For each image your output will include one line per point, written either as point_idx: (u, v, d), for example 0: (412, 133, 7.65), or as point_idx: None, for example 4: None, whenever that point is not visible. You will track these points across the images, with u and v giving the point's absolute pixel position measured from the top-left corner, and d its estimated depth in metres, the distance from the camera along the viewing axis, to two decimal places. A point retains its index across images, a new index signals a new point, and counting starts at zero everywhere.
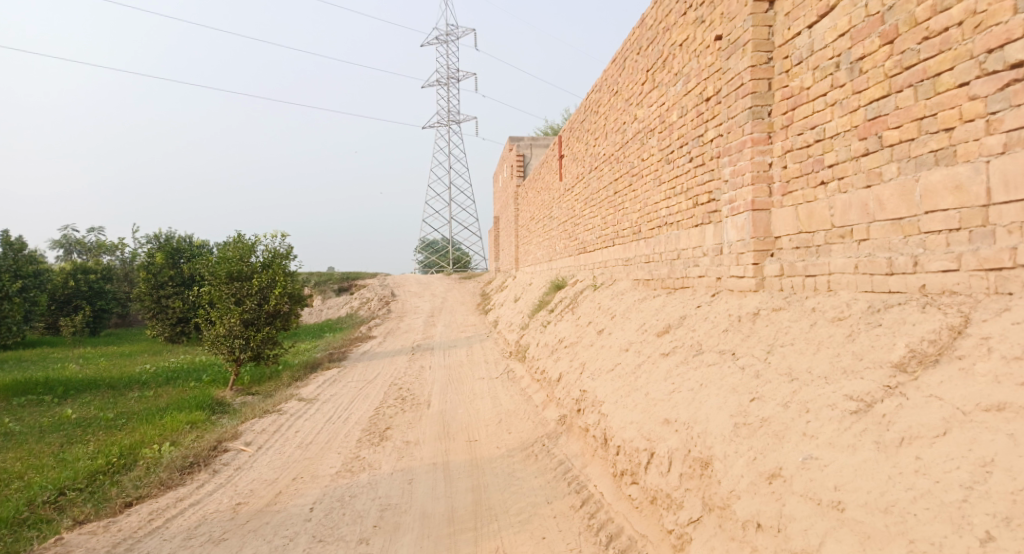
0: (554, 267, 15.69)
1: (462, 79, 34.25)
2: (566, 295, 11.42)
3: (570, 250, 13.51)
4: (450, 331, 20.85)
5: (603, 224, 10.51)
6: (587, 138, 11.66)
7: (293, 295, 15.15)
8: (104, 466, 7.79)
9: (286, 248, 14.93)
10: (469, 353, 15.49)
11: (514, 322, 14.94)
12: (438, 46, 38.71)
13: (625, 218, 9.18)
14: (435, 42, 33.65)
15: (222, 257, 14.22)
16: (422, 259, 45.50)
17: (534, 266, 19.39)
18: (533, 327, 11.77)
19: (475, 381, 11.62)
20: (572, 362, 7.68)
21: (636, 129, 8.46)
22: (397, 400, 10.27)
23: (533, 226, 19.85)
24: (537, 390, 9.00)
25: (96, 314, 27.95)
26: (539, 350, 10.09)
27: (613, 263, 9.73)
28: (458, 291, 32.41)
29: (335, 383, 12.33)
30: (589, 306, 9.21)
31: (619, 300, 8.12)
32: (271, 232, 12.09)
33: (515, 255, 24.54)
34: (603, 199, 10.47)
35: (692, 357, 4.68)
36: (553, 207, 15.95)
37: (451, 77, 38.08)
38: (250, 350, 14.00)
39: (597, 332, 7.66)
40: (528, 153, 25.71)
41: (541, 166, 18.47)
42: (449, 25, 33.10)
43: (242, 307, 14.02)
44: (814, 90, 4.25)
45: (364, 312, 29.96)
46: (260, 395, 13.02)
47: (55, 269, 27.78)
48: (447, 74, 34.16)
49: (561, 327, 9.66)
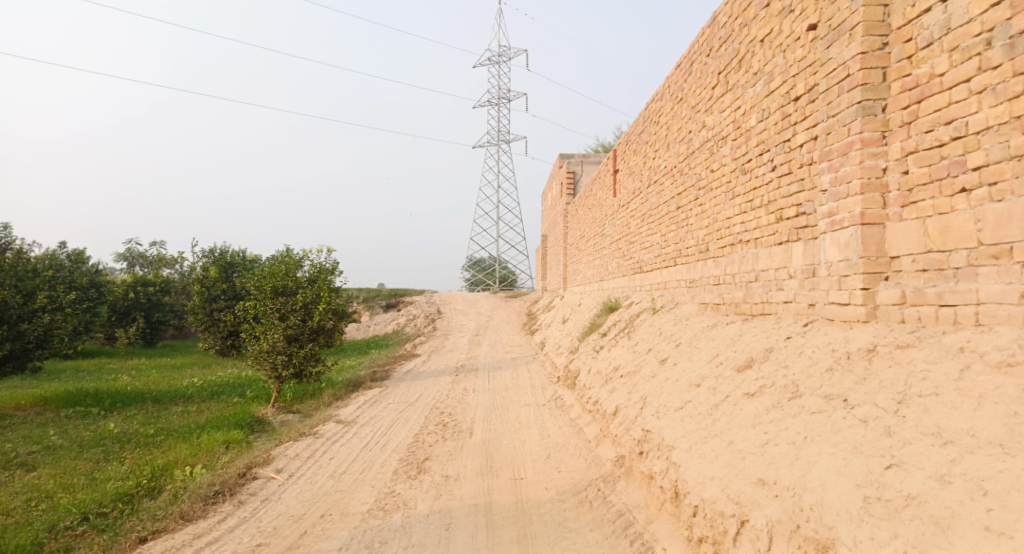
0: (606, 287, 14.88)
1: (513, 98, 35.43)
2: (620, 318, 10.63)
3: (625, 270, 12.72)
4: (496, 351, 20.17)
5: (663, 243, 9.72)
6: (646, 150, 10.90)
7: (339, 312, 14.67)
8: (135, 488, 7.32)
9: (333, 263, 14.49)
10: (515, 376, 14.75)
11: (563, 345, 14.17)
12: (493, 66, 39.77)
13: (689, 236, 8.38)
14: (488, 62, 34.97)
15: (268, 271, 13.88)
16: (469, 276, 45.09)
17: (584, 286, 18.59)
18: (584, 351, 11.01)
19: (522, 407, 10.88)
20: (630, 395, 6.90)
21: (704, 138, 7.68)
22: (438, 425, 9.60)
23: (584, 245, 19.08)
24: (589, 422, 8.23)
25: (155, 326, 28.17)
26: (591, 377, 9.31)
27: (675, 285, 8.93)
28: (505, 309, 31.76)
29: (376, 404, 11.75)
30: (648, 331, 8.42)
31: (683, 326, 7.33)
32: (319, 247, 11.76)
33: (564, 274, 23.78)
34: (663, 215, 9.69)
35: (785, 401, 3.90)
36: (607, 224, 15.18)
37: (502, 95, 38.13)
38: (292, 368, 13.56)
39: (659, 362, 6.88)
40: (579, 170, 24.98)
41: (593, 183, 17.74)
42: (501, 45, 34.33)
43: (286, 322, 13.62)
44: (951, 77, 3.46)
45: (410, 329, 29.56)
46: (300, 414, 12.55)
47: (115, 280, 28.19)
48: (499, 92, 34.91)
49: (616, 353, 8.89)
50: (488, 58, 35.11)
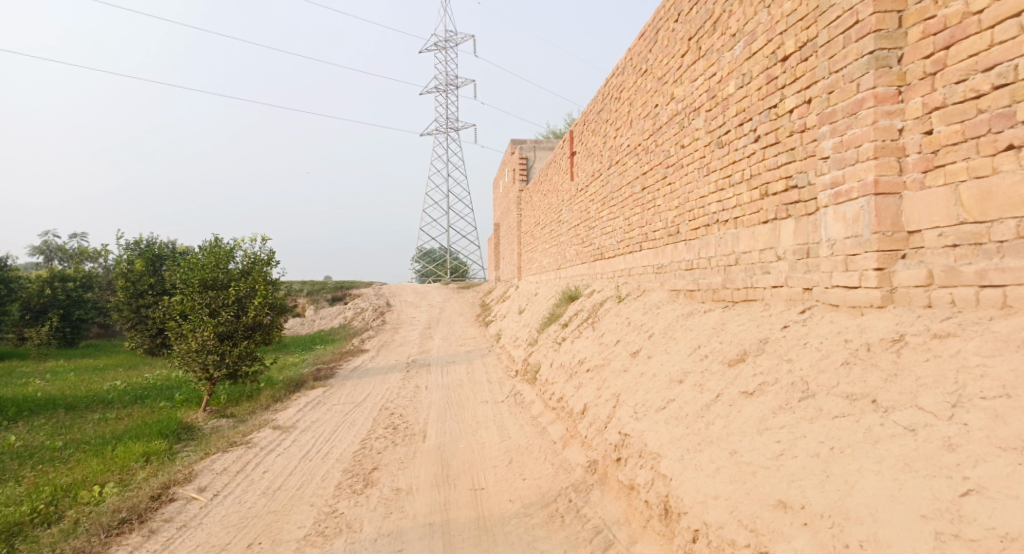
0: (563, 276, 14.30)
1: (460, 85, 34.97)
2: (581, 308, 10.06)
3: (584, 257, 12.14)
4: (448, 344, 19.41)
5: (626, 227, 9.15)
6: (606, 130, 10.30)
7: (276, 307, 13.73)
8: (27, 518, 6.39)
9: (268, 254, 13.51)
10: (469, 371, 14.05)
11: (520, 337, 13.54)
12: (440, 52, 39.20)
13: (656, 218, 7.83)
14: (434, 48, 33.93)
15: (194, 263, 12.78)
16: (419, 267, 44.01)
17: (539, 275, 17.98)
18: (544, 344, 10.40)
19: (478, 405, 10.21)
20: (600, 392, 6.31)
21: (673, 112, 7.12)
22: (388, 428, 8.84)
23: (538, 233, 18.46)
24: (553, 421, 7.64)
25: (75, 325, 26.44)
26: (552, 372, 8.71)
27: (640, 271, 8.39)
28: (456, 301, 30.96)
29: (319, 407, 10.88)
30: (614, 321, 7.86)
31: (654, 315, 6.78)
32: (250, 237, 10.84)
33: (517, 263, 23.14)
34: (626, 197, 9.12)
35: (795, 402, 3.33)
36: (563, 210, 14.58)
37: (450, 82, 37.15)
38: (226, 368, 12.57)
39: (630, 356, 6.31)
40: (531, 156, 24.28)
41: (547, 168, 17.10)
42: (447, 33, 33.90)
43: (218, 319, 12.60)
44: (993, 14, 3.08)
45: (358, 323, 28.51)
46: (237, 419, 11.58)
47: (31, 277, 26.25)
48: (447, 80, 34.41)
49: (580, 346, 8.30)
50: (434, 45, 34.00)
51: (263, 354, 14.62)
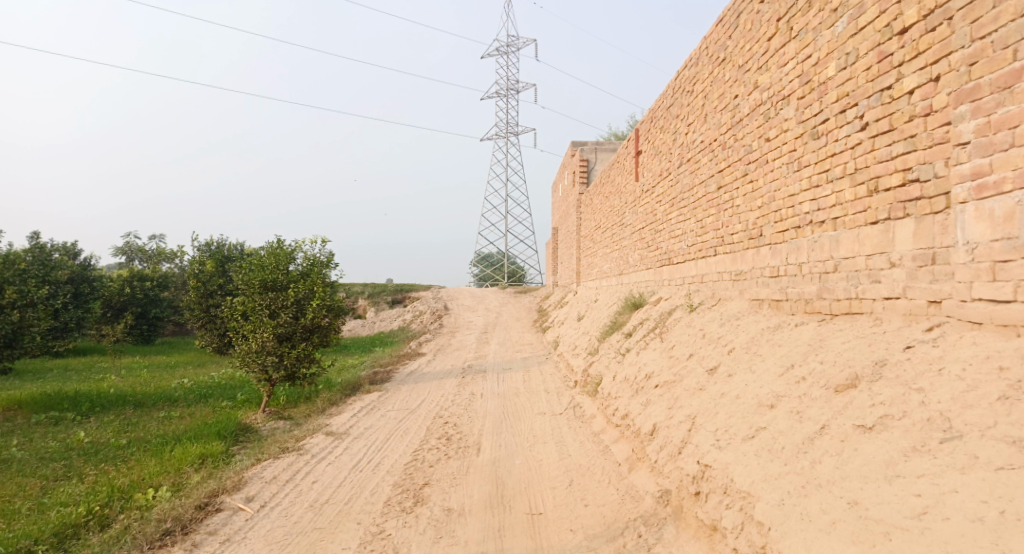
0: (627, 283, 13.60)
1: (521, 90, 35.15)
2: (646, 316, 9.43)
3: (649, 262, 11.47)
4: (505, 351, 18.92)
5: (699, 230, 8.47)
6: (677, 126, 9.63)
7: (335, 309, 13.47)
8: (84, 517, 6.13)
9: (328, 256, 13.26)
10: (526, 379, 13.51)
11: (580, 345, 12.92)
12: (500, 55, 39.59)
13: (734, 219, 7.15)
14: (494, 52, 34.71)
15: (256, 263, 12.63)
16: (477, 271, 43.76)
17: (600, 281, 17.29)
18: (607, 354, 9.78)
19: (536, 417, 9.67)
20: (672, 412, 5.69)
21: (757, 102, 6.44)
22: (442, 439, 8.40)
23: (600, 237, 17.78)
24: (618, 439, 7.06)
25: (151, 323, 27.22)
26: (615, 385, 8.11)
27: (716, 278, 7.69)
28: (514, 306, 30.49)
29: (374, 413, 10.53)
30: (686, 332, 7.20)
31: (733, 328, 6.12)
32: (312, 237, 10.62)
33: (577, 268, 22.48)
34: (700, 197, 8.43)
35: (933, 444, 2.75)
36: (627, 213, 13.88)
37: (511, 84, 36.89)
38: (284, 369, 12.41)
39: (706, 372, 5.67)
40: (593, 158, 23.57)
41: (610, 169, 16.44)
42: (509, 35, 34.23)
43: (276, 320, 12.41)
44: None
45: (416, 326, 28.39)
46: (292, 422, 11.38)
47: (109, 275, 27.21)
48: (507, 83, 34.79)
49: (646, 358, 7.68)
50: (496, 50, 34.69)
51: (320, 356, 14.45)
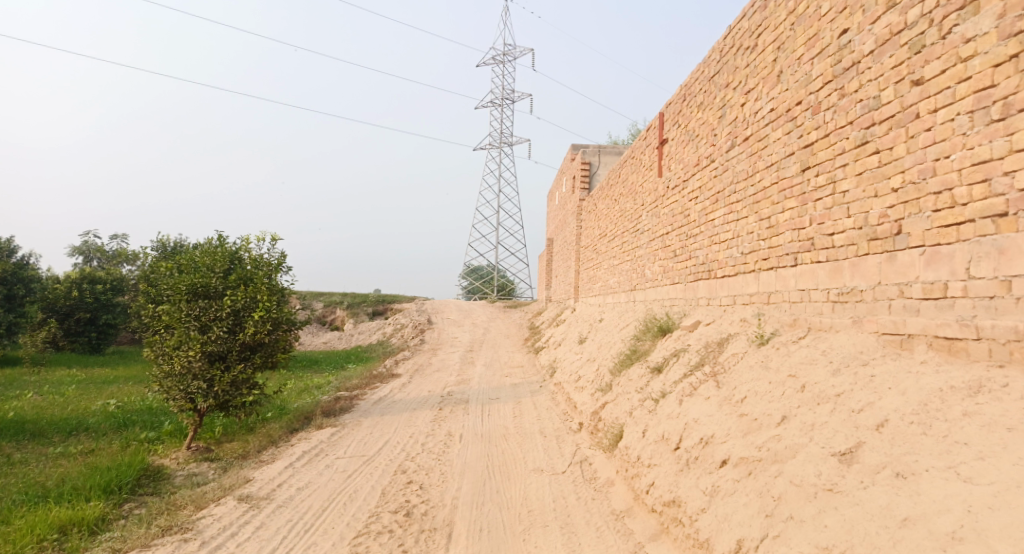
0: (642, 301, 11.27)
1: (516, 99, 34.96)
2: (681, 346, 7.15)
3: (678, 277, 9.21)
4: (492, 374, 16.49)
5: (764, 231, 6.16)
6: (725, 97, 7.37)
7: (285, 324, 10.98)
8: None
9: (278, 258, 10.85)
10: (518, 416, 11.11)
11: (584, 376, 10.55)
12: (495, 61, 38.25)
13: (836, 212, 4.83)
14: (489, 61, 34.55)
15: (185, 265, 10.15)
16: (464, 284, 41.27)
17: (605, 298, 14.94)
18: (627, 394, 7.45)
19: (531, 478, 7.32)
20: (771, 525, 3.37)
21: (895, 27, 4.16)
22: (400, 514, 6.01)
23: (605, 246, 15.45)
24: (657, 537, 4.74)
25: (101, 330, 24.77)
26: (645, 445, 5.77)
27: (796, 298, 5.39)
28: (502, 322, 28.03)
29: (318, 463, 8.08)
30: (757, 377, 4.89)
31: (858, 378, 3.81)
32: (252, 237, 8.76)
33: (575, 283, 20.12)
34: (767, 188, 6.11)
35: None
36: (644, 217, 11.57)
37: (506, 93, 34.97)
38: (214, 398, 9.96)
39: (831, 456, 3.37)
40: (595, 161, 21.26)
41: (619, 168, 14.17)
42: (505, 44, 34.11)
43: (206, 336, 9.90)
44: None
45: (396, 341, 25.95)
46: (219, 468, 8.94)
47: (58, 276, 24.65)
48: (500, 92, 33.80)
49: (695, 410, 5.35)
50: (494, 57, 34.26)
51: (267, 379, 11.97)
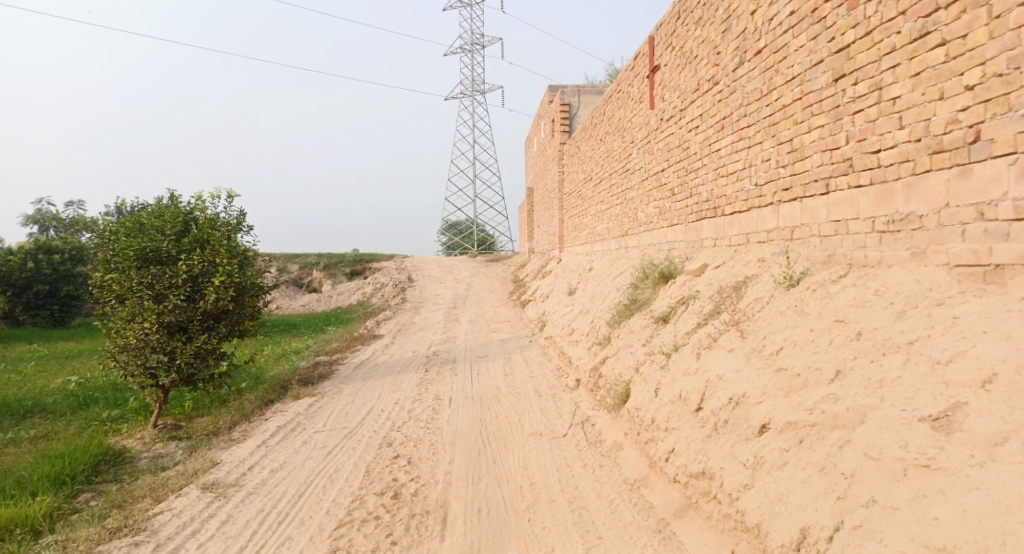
0: (636, 246, 10.53)
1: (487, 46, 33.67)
2: (690, 293, 6.45)
3: (676, 218, 8.47)
4: (478, 331, 15.76)
5: (784, 158, 5.41)
6: (731, 7, 6.52)
7: (250, 288, 10.09)
8: None
9: (238, 216, 9.89)
10: (508, 374, 10.44)
11: (577, 329, 9.86)
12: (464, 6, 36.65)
13: (883, 125, 4.09)
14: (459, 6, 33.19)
15: (132, 228, 9.13)
16: (444, 239, 40.25)
17: (592, 245, 14.19)
18: (631, 349, 6.77)
19: (529, 444, 6.68)
20: (846, 510, 2.90)
21: None
22: (386, 497, 5.33)
23: (590, 191, 14.60)
24: (685, 514, 4.11)
25: (65, 303, 23.61)
26: (659, 406, 5.10)
27: (830, 232, 4.68)
28: (485, 276, 27.23)
29: (295, 438, 7.35)
30: (791, 323, 4.20)
31: (938, 323, 3.19)
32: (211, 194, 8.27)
33: (559, 232, 19.30)
34: (787, 106, 5.33)
35: None
36: (635, 155, 10.73)
37: (476, 38, 33.65)
38: (177, 372, 9.12)
39: (918, 422, 2.87)
40: (575, 103, 20.15)
41: (604, 106, 13.25)
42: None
43: (163, 306, 9.00)
44: None
45: (376, 300, 25.14)
46: (188, 448, 8.20)
47: (14, 248, 23.30)
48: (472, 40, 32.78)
49: (716, 364, 4.67)
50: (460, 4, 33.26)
51: (237, 348, 11.12)
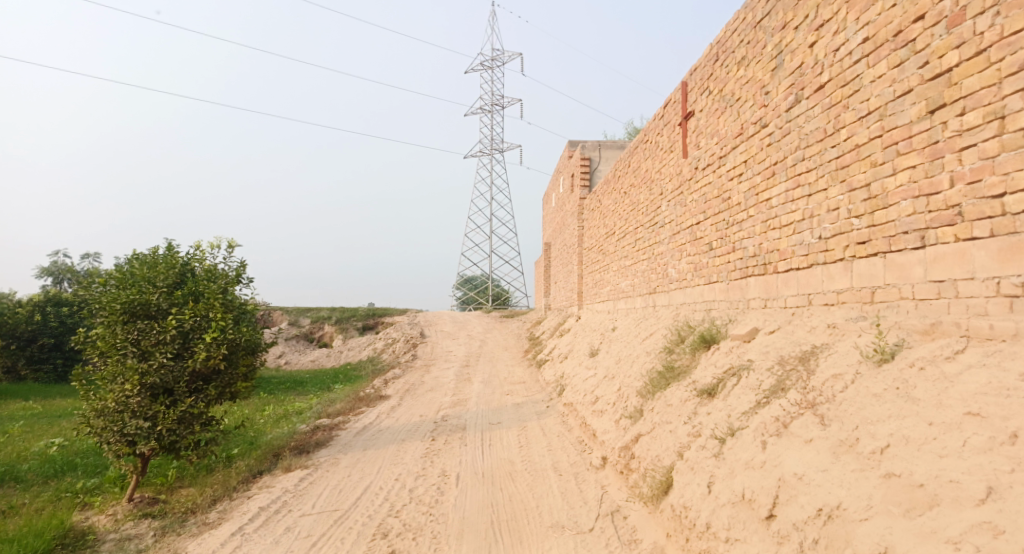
0: (666, 306, 9.63)
1: (506, 105, 33.95)
2: (740, 364, 5.53)
3: (715, 275, 7.61)
4: (491, 393, 14.77)
5: (859, 206, 4.56)
6: (781, 41, 5.81)
7: (247, 346, 9.15)
8: None
9: (237, 268, 9.09)
10: (524, 446, 9.42)
11: (602, 398, 8.89)
12: (485, 67, 37.37)
13: (1011, 162, 3.33)
14: (478, 68, 34.00)
15: (120, 279, 8.35)
16: (458, 295, 39.44)
17: (615, 304, 13.32)
18: (671, 428, 5.83)
19: (550, 539, 5.66)
20: None
21: None
22: None
23: (613, 246, 13.79)
24: None
25: (69, 357, 22.91)
26: (712, 507, 4.14)
27: (930, 295, 3.80)
28: (500, 333, 26.27)
29: (276, 525, 6.37)
30: (894, 412, 3.28)
31: None
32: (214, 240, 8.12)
33: (578, 289, 18.42)
34: (861, 145, 4.52)
35: None
36: (664, 208, 9.96)
37: (495, 98, 33.99)
38: (157, 440, 8.18)
39: None
40: (595, 157, 19.54)
41: (627, 157, 12.61)
42: (493, 49, 33.46)
43: (146, 365, 8.14)
44: None
45: (387, 357, 24.23)
46: (159, 529, 7.24)
47: (21, 300, 22.81)
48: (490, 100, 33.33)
49: (791, 459, 3.74)
50: (480, 65, 34.00)
51: (227, 410, 10.18)
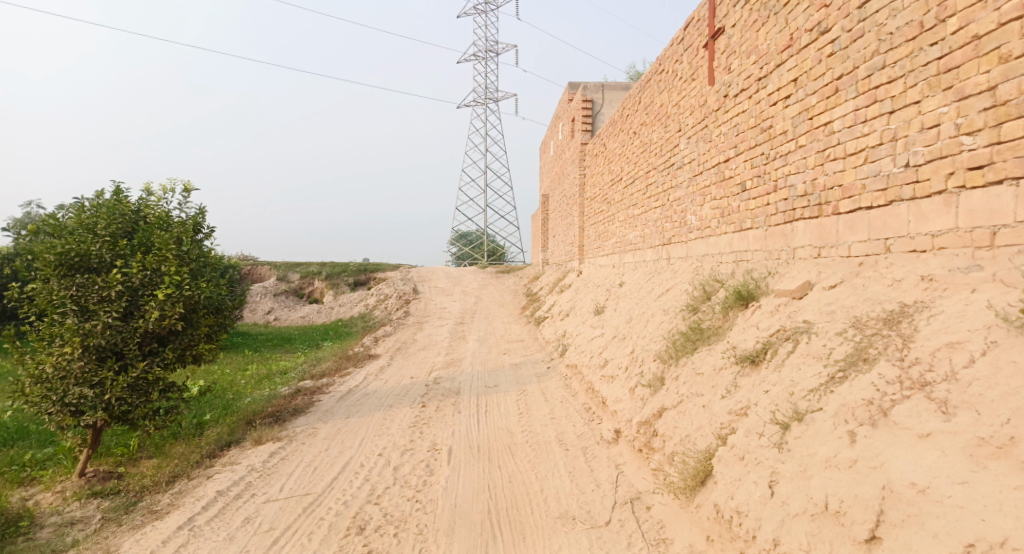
0: (684, 259, 8.58)
1: (501, 51, 32.45)
2: (794, 327, 4.49)
3: (748, 219, 6.54)
4: (487, 352, 13.83)
5: (975, 119, 3.50)
6: None
7: (208, 304, 8.06)
8: None
9: (194, 214, 7.92)
10: (524, 413, 8.46)
11: (612, 361, 7.89)
12: (480, 12, 35.66)
13: None
14: (473, 12, 32.37)
15: (55, 226, 7.18)
16: (453, 250, 38.27)
17: (622, 256, 12.27)
18: (706, 403, 4.84)
19: (560, 535, 4.68)
20: None
21: None
22: None
23: (620, 194, 12.63)
24: None
25: None
26: (780, 517, 3.14)
27: None
28: (496, 289, 25.26)
29: (234, 515, 5.41)
30: None
31: None
32: (165, 186, 6.90)
33: (579, 241, 17.31)
34: (984, 36, 3.45)
35: None
36: (683, 146, 8.81)
37: (490, 44, 32.39)
38: (105, 410, 7.15)
39: None
40: (598, 99, 18.18)
41: (638, 94, 11.39)
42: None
43: (88, 326, 7.05)
44: None
45: (378, 313, 23.23)
46: (109, 513, 6.03)
47: None
48: (486, 46, 31.76)
49: (904, 464, 2.71)
50: (475, 9, 32.39)
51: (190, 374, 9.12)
